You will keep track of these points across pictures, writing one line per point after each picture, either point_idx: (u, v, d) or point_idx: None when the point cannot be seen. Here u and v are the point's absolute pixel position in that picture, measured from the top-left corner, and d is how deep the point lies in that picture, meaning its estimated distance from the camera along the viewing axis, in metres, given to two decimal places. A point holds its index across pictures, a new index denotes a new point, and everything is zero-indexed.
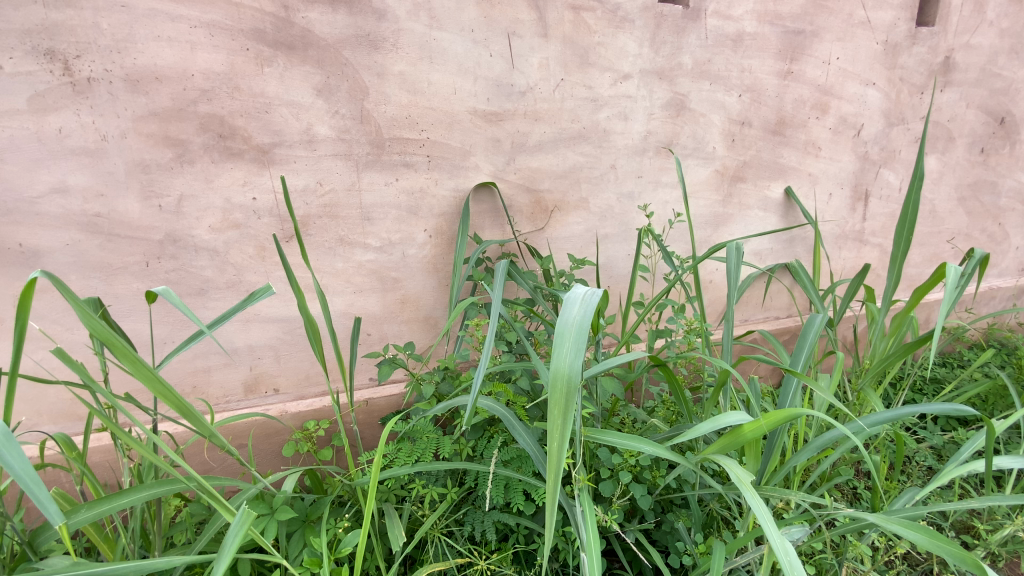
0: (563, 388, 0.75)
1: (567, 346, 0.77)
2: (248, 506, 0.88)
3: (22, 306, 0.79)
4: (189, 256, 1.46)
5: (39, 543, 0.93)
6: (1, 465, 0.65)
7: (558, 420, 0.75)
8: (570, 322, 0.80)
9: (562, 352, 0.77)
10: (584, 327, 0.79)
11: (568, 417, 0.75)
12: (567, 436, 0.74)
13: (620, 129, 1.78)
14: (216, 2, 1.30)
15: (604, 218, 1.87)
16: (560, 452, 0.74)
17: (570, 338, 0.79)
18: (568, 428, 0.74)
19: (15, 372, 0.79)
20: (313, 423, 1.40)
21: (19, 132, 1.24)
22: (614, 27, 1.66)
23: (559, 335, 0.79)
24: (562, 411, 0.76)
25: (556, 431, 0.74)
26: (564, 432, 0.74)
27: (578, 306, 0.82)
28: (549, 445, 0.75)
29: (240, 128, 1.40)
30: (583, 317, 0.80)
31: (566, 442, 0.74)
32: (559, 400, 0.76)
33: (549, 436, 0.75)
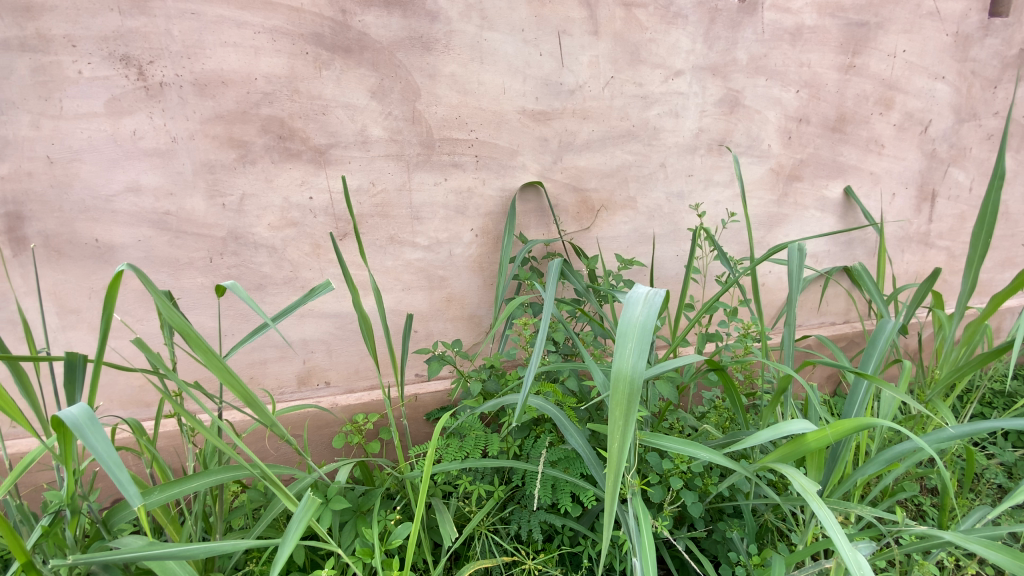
0: (626, 389, 0.75)
1: (630, 346, 0.76)
2: (313, 494, 0.93)
3: (108, 298, 0.84)
4: (249, 252, 1.52)
5: (113, 523, 0.97)
6: (86, 447, 0.68)
7: (619, 422, 0.75)
8: (632, 322, 0.79)
9: (624, 352, 0.76)
10: (647, 328, 0.77)
11: (630, 419, 0.75)
12: (628, 438, 0.73)
13: (671, 126, 1.74)
14: (278, 7, 1.34)
15: (652, 218, 1.83)
16: (622, 454, 0.74)
17: (633, 338, 0.77)
18: (629, 429, 0.74)
19: (100, 360, 0.84)
20: (363, 416, 1.43)
21: (98, 134, 1.33)
22: (666, 23, 1.62)
23: (621, 335, 0.78)
24: (623, 413, 0.75)
25: (617, 432, 0.74)
26: (625, 434, 0.74)
27: (640, 305, 0.80)
28: (609, 445, 0.75)
29: (298, 130, 1.45)
30: (646, 318, 0.79)
31: (627, 444, 0.73)
32: (620, 401, 0.75)
33: (609, 437, 0.74)
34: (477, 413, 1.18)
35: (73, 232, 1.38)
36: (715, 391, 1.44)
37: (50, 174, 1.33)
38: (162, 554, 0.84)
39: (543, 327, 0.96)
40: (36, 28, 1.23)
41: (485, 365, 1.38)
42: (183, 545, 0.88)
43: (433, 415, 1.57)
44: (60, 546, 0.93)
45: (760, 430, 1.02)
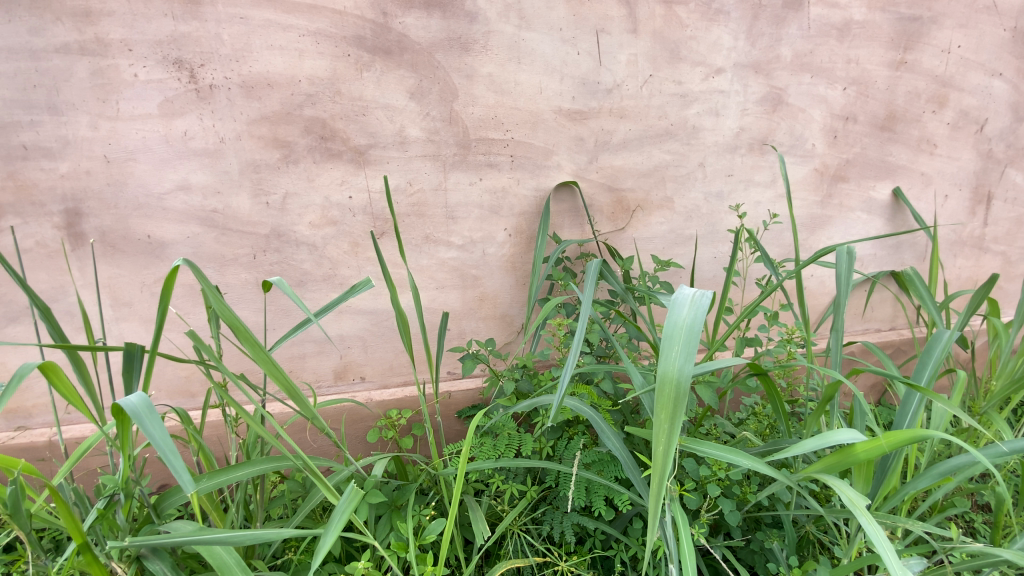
0: (672, 392, 0.74)
1: (676, 349, 0.76)
2: (355, 486, 0.96)
3: (165, 293, 0.89)
4: (291, 250, 1.56)
5: (163, 508, 1.00)
6: (145, 435, 0.71)
7: (664, 425, 0.74)
8: (678, 325, 0.78)
9: (670, 355, 0.76)
10: (695, 330, 0.76)
11: (675, 424, 0.74)
12: (674, 442, 0.72)
13: (711, 125, 1.70)
14: (322, 11, 1.38)
15: (689, 218, 1.80)
16: (666, 457, 0.73)
17: (679, 341, 0.76)
18: (674, 433, 0.73)
19: (156, 351, 0.88)
20: (397, 412, 1.45)
21: (151, 135, 1.39)
22: (708, 20, 1.59)
23: (668, 337, 0.77)
24: (668, 417, 0.74)
25: (662, 436, 0.73)
26: (670, 437, 0.73)
27: (687, 307, 0.79)
28: (654, 448, 0.74)
29: (339, 130, 1.48)
30: (694, 320, 0.77)
31: (673, 448, 0.72)
32: (666, 404, 0.74)
33: (653, 440, 0.74)
34: (511, 413, 1.18)
35: (127, 229, 1.45)
36: (755, 397, 1.40)
37: (107, 173, 1.40)
38: (213, 539, 0.87)
39: (581, 326, 0.96)
40: (96, 33, 1.29)
41: (518, 365, 1.38)
42: (229, 531, 0.91)
43: (465, 412, 1.58)
44: (114, 528, 0.97)
45: (805, 439, 0.99)
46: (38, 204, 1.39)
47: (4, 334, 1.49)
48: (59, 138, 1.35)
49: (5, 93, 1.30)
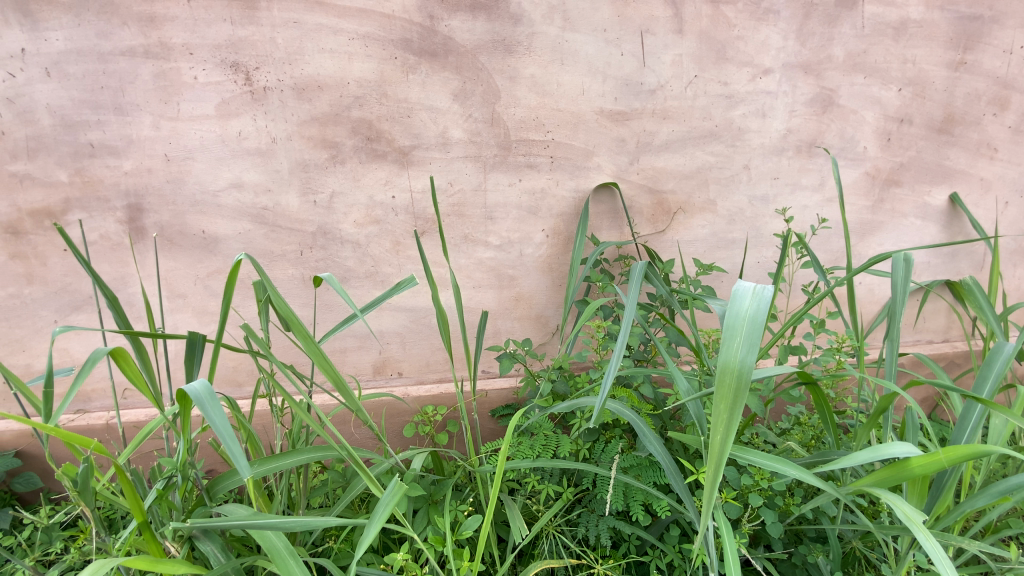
0: (732, 382, 0.74)
1: (738, 340, 0.75)
2: (400, 480, 0.98)
3: (228, 288, 0.94)
4: (336, 247, 1.61)
5: (216, 491, 1.04)
6: (207, 421, 0.75)
7: (723, 415, 0.74)
8: (740, 316, 0.77)
9: (732, 346, 0.75)
10: (758, 322, 0.75)
11: (735, 414, 0.73)
12: (733, 431, 0.72)
13: (757, 127, 1.66)
14: (371, 15, 1.41)
15: (732, 222, 1.76)
16: (724, 446, 0.73)
17: (742, 332, 0.76)
18: (733, 422, 0.73)
19: (220, 342, 0.93)
20: (433, 407, 1.48)
21: (208, 135, 1.45)
22: (756, 19, 1.55)
23: (729, 328, 0.77)
24: (728, 407, 0.74)
25: (720, 425, 0.73)
26: (729, 426, 0.73)
27: (749, 298, 0.78)
28: (712, 436, 0.75)
29: (385, 132, 1.52)
30: (756, 311, 0.76)
31: (731, 437, 0.73)
32: (726, 394, 0.74)
33: (711, 427, 0.74)
34: (548, 414, 1.17)
35: (184, 224, 1.52)
36: (800, 407, 1.36)
37: (167, 170, 1.47)
38: (264, 523, 0.91)
39: (631, 317, 0.95)
40: (160, 38, 1.36)
41: (555, 366, 1.37)
42: (278, 516, 0.95)
43: (499, 411, 1.58)
44: (171, 508, 1.02)
45: (856, 450, 0.96)
46: (104, 199, 1.47)
47: (70, 322, 1.59)
48: (124, 137, 1.43)
49: (76, 94, 1.38)
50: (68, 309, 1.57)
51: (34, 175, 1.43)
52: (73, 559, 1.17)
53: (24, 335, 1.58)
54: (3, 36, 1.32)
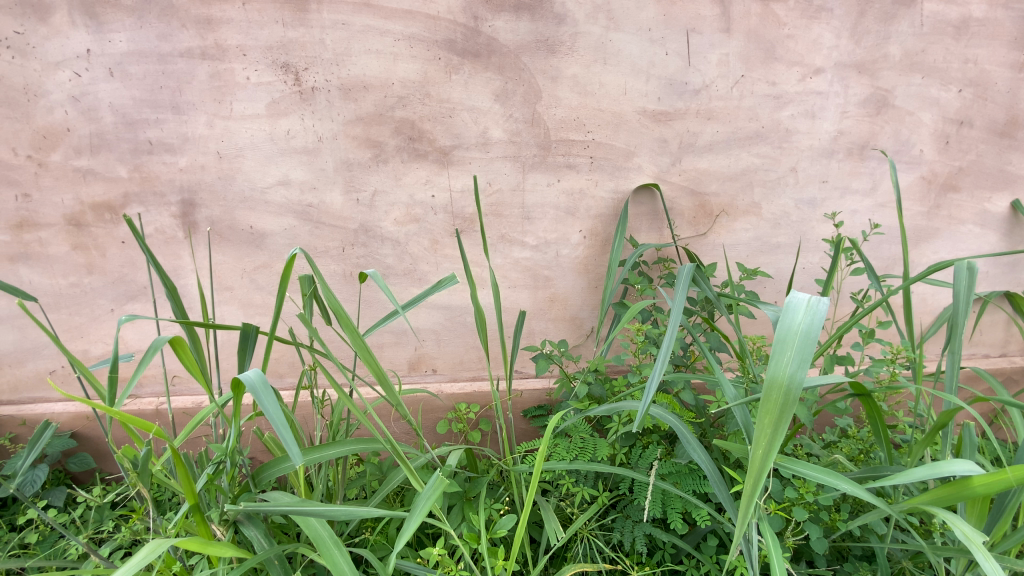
0: (779, 396, 0.72)
1: (788, 354, 0.73)
2: (442, 474, 1.00)
3: (283, 284, 0.98)
4: (376, 245, 1.64)
5: (261, 478, 1.07)
6: (260, 408, 0.77)
7: (767, 429, 0.72)
8: (792, 329, 0.75)
9: (782, 359, 0.73)
10: (811, 336, 0.73)
11: (779, 430, 0.71)
12: (775, 447, 0.70)
13: (806, 128, 1.61)
14: (417, 16, 1.43)
15: (777, 226, 1.71)
16: (765, 462, 0.71)
17: (793, 346, 0.74)
18: (777, 439, 0.71)
19: (274, 335, 0.98)
20: (466, 405, 1.49)
21: (258, 133, 1.50)
22: (808, 18, 1.51)
23: (780, 341, 0.75)
24: (773, 422, 0.72)
25: (762, 440, 0.72)
26: (772, 442, 0.71)
27: (803, 311, 0.76)
28: (753, 450, 0.73)
29: (427, 131, 1.54)
30: (810, 326, 0.74)
31: (773, 454, 0.71)
32: (771, 408, 0.72)
33: (752, 441, 0.72)
34: (585, 417, 1.15)
35: (233, 219, 1.58)
36: (849, 418, 1.30)
37: (219, 167, 1.53)
38: (309, 511, 0.94)
39: (676, 323, 0.92)
40: (216, 39, 1.41)
41: (591, 368, 1.35)
42: (322, 505, 0.98)
43: (531, 411, 1.58)
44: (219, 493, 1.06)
45: (912, 466, 0.92)
46: (159, 194, 1.54)
47: (126, 310, 1.66)
48: (180, 135, 1.49)
49: (137, 94, 1.45)
50: (123, 299, 1.65)
51: (96, 170, 1.51)
52: (125, 538, 1.23)
53: (83, 322, 1.67)
54: (71, 38, 1.39)
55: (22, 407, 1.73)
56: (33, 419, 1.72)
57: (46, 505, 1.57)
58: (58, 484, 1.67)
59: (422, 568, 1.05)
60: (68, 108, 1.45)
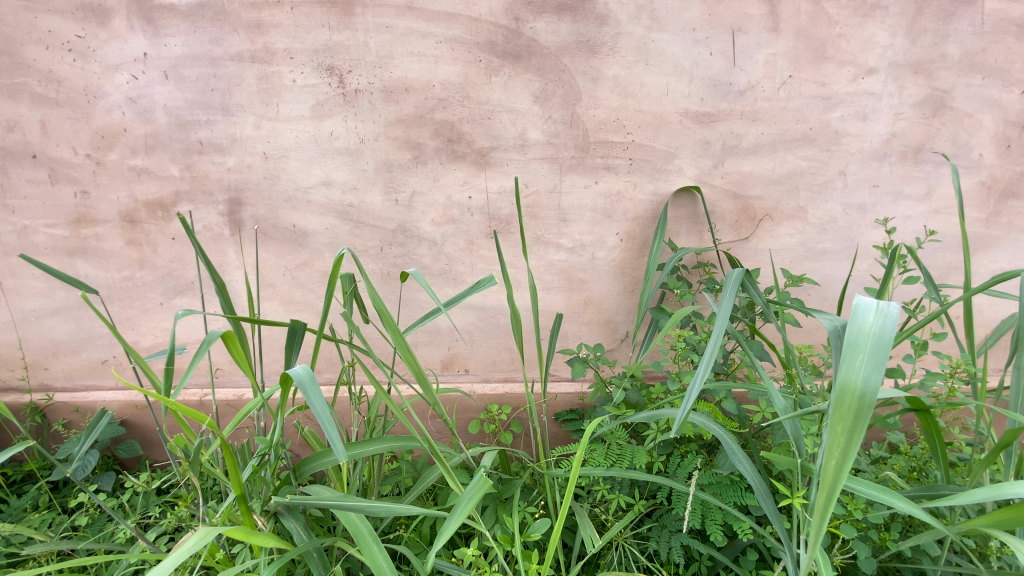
0: (852, 403, 0.70)
1: (862, 357, 0.71)
2: (483, 474, 1.00)
3: (332, 281, 1.01)
4: (413, 245, 1.67)
5: (302, 472, 1.09)
6: (308, 404, 0.80)
7: (840, 439, 0.70)
8: (864, 331, 0.73)
9: (854, 363, 0.71)
10: (885, 340, 0.71)
11: (852, 439, 0.69)
12: (850, 459, 0.68)
13: (856, 130, 1.55)
14: (459, 18, 1.44)
15: (824, 231, 1.66)
16: (838, 475, 0.69)
17: (865, 350, 0.71)
18: (851, 449, 0.68)
19: (321, 333, 1.00)
20: (498, 407, 1.50)
21: (303, 135, 1.54)
22: (861, 15, 1.45)
23: (851, 344, 0.72)
24: (845, 430, 0.70)
25: (836, 450, 0.69)
26: (845, 451, 0.69)
27: (873, 313, 0.74)
28: (824, 459, 0.70)
29: (465, 133, 1.55)
30: (883, 328, 0.72)
31: (848, 463, 0.68)
32: (844, 415, 0.70)
33: (823, 452, 0.70)
34: (623, 423, 1.13)
35: (277, 218, 1.62)
36: (901, 433, 1.24)
37: (264, 167, 1.57)
38: (351, 506, 0.96)
39: (721, 330, 0.90)
40: (265, 43, 1.45)
41: (627, 374, 1.33)
42: (363, 501, 0.99)
43: (563, 415, 1.57)
44: (262, 484, 1.09)
45: (973, 487, 0.87)
46: (208, 193, 1.60)
47: (174, 304, 1.73)
48: (229, 136, 1.54)
49: (190, 96, 1.50)
50: (172, 293, 1.72)
51: (150, 169, 1.57)
52: (172, 523, 1.29)
53: (134, 314, 1.74)
54: (129, 42, 1.45)
55: (76, 394, 1.82)
56: (86, 406, 1.80)
57: (97, 489, 1.65)
58: (108, 469, 1.75)
59: (457, 568, 1.05)
60: (125, 109, 1.51)
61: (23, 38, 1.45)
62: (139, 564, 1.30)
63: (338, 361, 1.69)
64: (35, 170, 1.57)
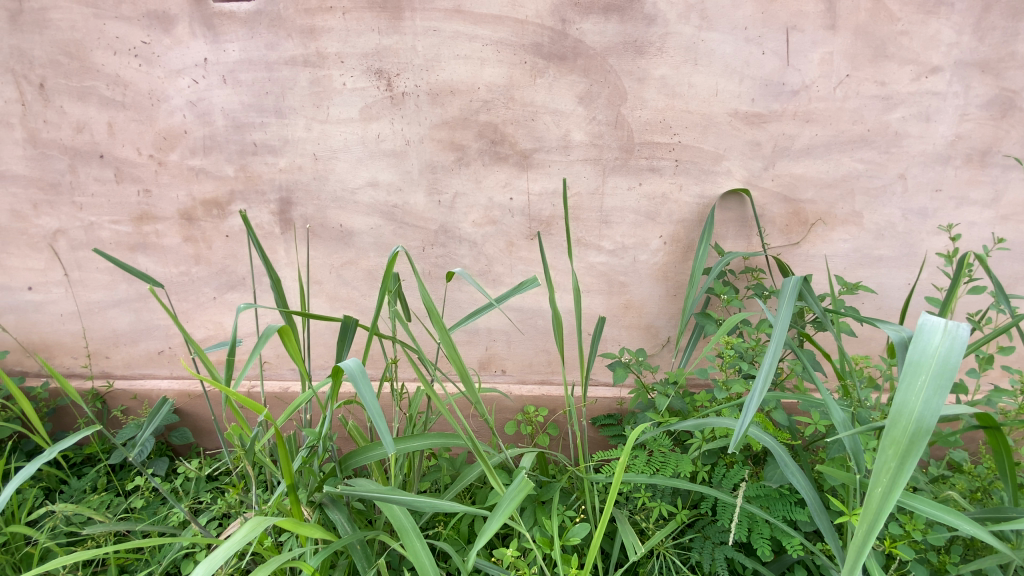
0: (906, 427, 0.69)
1: (923, 379, 0.70)
2: (525, 476, 1.00)
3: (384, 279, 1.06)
4: (454, 245, 1.69)
5: (348, 465, 1.12)
6: (359, 395, 0.82)
7: (891, 463, 0.69)
8: (928, 353, 0.72)
9: (914, 386, 0.71)
10: (950, 364, 0.69)
11: (905, 465, 0.69)
12: (900, 485, 0.68)
13: (918, 132, 1.48)
14: (505, 21, 1.45)
15: (880, 237, 1.59)
16: (886, 500, 0.68)
17: (928, 372, 0.71)
18: (902, 475, 0.68)
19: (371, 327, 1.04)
20: (535, 409, 1.50)
21: (351, 137, 1.58)
22: (925, 12, 1.38)
23: (912, 364, 0.72)
24: (898, 456, 0.69)
25: (885, 475, 0.69)
26: (896, 476, 0.69)
27: (939, 334, 0.71)
28: (872, 483, 0.70)
29: (509, 135, 1.55)
30: (949, 351, 0.70)
31: (897, 489, 0.68)
32: (899, 440, 0.70)
33: (873, 477, 0.70)
34: (667, 431, 1.10)
35: (325, 218, 1.67)
36: (963, 451, 1.18)
37: (314, 168, 1.62)
38: (396, 499, 0.98)
39: (779, 341, 0.87)
40: (318, 48, 1.50)
41: (671, 380, 1.30)
42: (409, 495, 1.01)
43: (601, 420, 1.55)
44: (310, 476, 1.12)
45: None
46: (261, 192, 1.66)
47: (226, 299, 1.81)
48: (282, 138, 1.60)
49: (245, 99, 1.56)
50: (225, 288, 1.79)
51: (207, 169, 1.65)
52: (222, 509, 1.34)
53: (189, 307, 1.82)
54: (191, 48, 1.53)
55: (134, 382, 1.92)
56: (142, 393, 1.90)
57: (152, 474, 1.73)
58: (162, 455, 1.83)
59: (496, 567, 1.05)
60: (186, 112, 1.59)
61: (94, 44, 1.54)
62: (190, 548, 1.36)
63: (380, 357, 1.73)
64: (102, 170, 1.66)
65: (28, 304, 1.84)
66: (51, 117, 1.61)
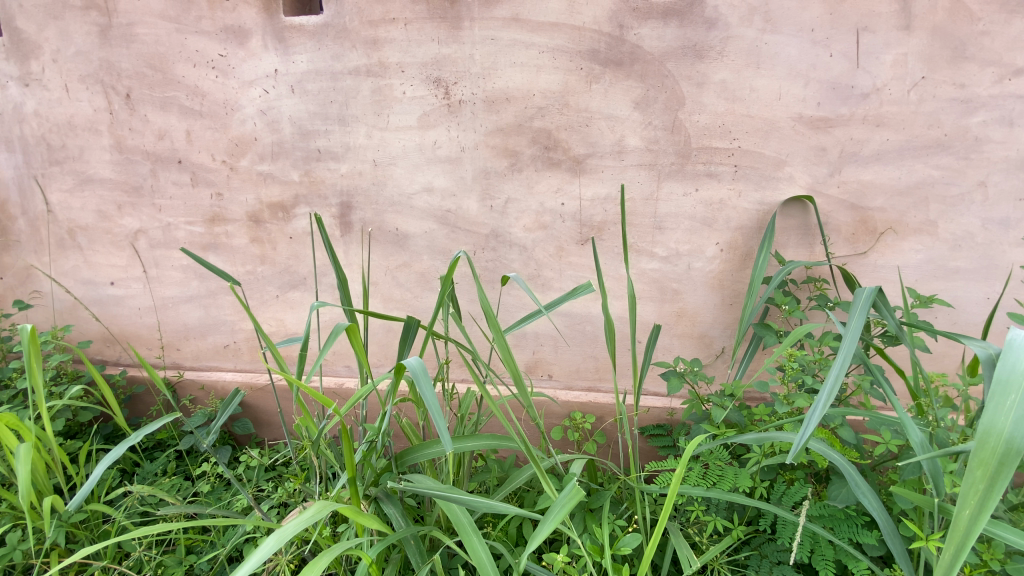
0: (995, 449, 0.67)
1: (1012, 398, 0.68)
2: (576, 483, 0.99)
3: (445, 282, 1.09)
4: (504, 250, 1.71)
5: (404, 461, 1.16)
6: (421, 395, 0.85)
7: (978, 485, 0.67)
8: (1017, 372, 0.70)
9: (1003, 406, 0.68)
10: None
11: (995, 487, 0.66)
12: (990, 508, 0.65)
13: (1000, 137, 1.38)
14: (562, 27, 1.46)
15: (956, 248, 1.50)
16: (974, 523, 0.66)
17: (1017, 391, 0.69)
18: (991, 498, 0.66)
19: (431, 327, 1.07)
20: (582, 415, 1.49)
21: (409, 144, 1.63)
22: (1010, 11, 1.29)
23: (1000, 383, 0.70)
24: (986, 478, 0.67)
25: (972, 498, 0.67)
26: (984, 499, 0.66)
27: None
28: (958, 505, 0.68)
29: (562, 141, 1.56)
30: None
31: (986, 512, 0.66)
32: (986, 461, 0.67)
33: (960, 499, 0.68)
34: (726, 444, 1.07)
35: (382, 222, 1.73)
36: None
37: (373, 173, 1.68)
38: (455, 498, 1.00)
39: (849, 354, 0.85)
40: (380, 58, 1.56)
41: (727, 392, 1.27)
42: (465, 495, 1.03)
43: (651, 430, 1.54)
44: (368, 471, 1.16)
45: None
46: (323, 197, 1.73)
47: (287, 297, 1.90)
48: (344, 144, 1.67)
49: (311, 107, 1.64)
50: (287, 287, 1.88)
51: (275, 174, 1.74)
52: (283, 497, 1.41)
53: (254, 304, 1.93)
54: (263, 60, 1.62)
55: (201, 374, 2.04)
56: (208, 385, 2.02)
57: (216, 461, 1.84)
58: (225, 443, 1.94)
59: (546, 571, 1.06)
60: (256, 120, 1.69)
61: (177, 57, 1.66)
62: (251, 534, 1.43)
63: (433, 358, 1.77)
64: (179, 174, 1.78)
65: (111, 297, 1.99)
66: (137, 125, 1.75)
